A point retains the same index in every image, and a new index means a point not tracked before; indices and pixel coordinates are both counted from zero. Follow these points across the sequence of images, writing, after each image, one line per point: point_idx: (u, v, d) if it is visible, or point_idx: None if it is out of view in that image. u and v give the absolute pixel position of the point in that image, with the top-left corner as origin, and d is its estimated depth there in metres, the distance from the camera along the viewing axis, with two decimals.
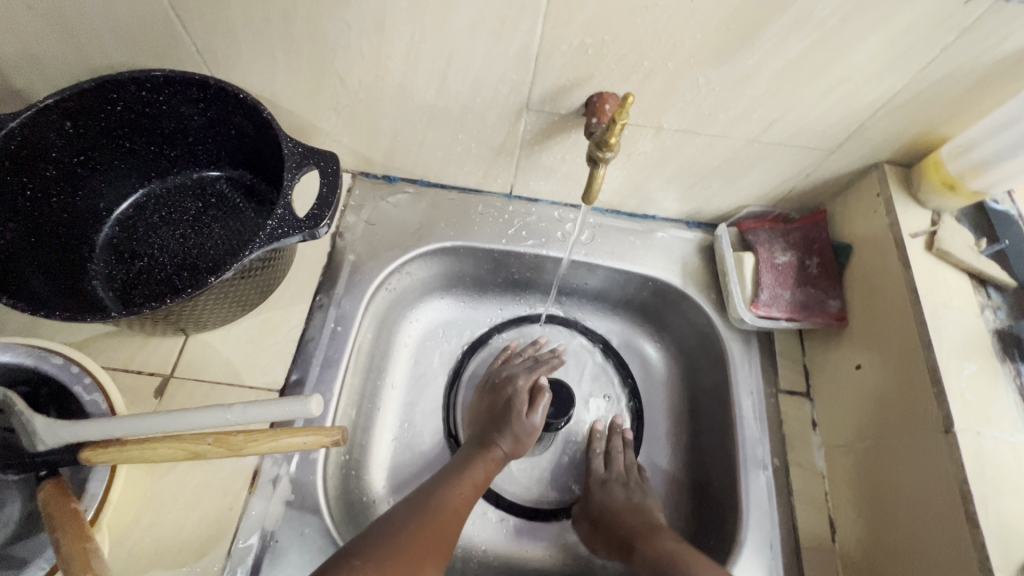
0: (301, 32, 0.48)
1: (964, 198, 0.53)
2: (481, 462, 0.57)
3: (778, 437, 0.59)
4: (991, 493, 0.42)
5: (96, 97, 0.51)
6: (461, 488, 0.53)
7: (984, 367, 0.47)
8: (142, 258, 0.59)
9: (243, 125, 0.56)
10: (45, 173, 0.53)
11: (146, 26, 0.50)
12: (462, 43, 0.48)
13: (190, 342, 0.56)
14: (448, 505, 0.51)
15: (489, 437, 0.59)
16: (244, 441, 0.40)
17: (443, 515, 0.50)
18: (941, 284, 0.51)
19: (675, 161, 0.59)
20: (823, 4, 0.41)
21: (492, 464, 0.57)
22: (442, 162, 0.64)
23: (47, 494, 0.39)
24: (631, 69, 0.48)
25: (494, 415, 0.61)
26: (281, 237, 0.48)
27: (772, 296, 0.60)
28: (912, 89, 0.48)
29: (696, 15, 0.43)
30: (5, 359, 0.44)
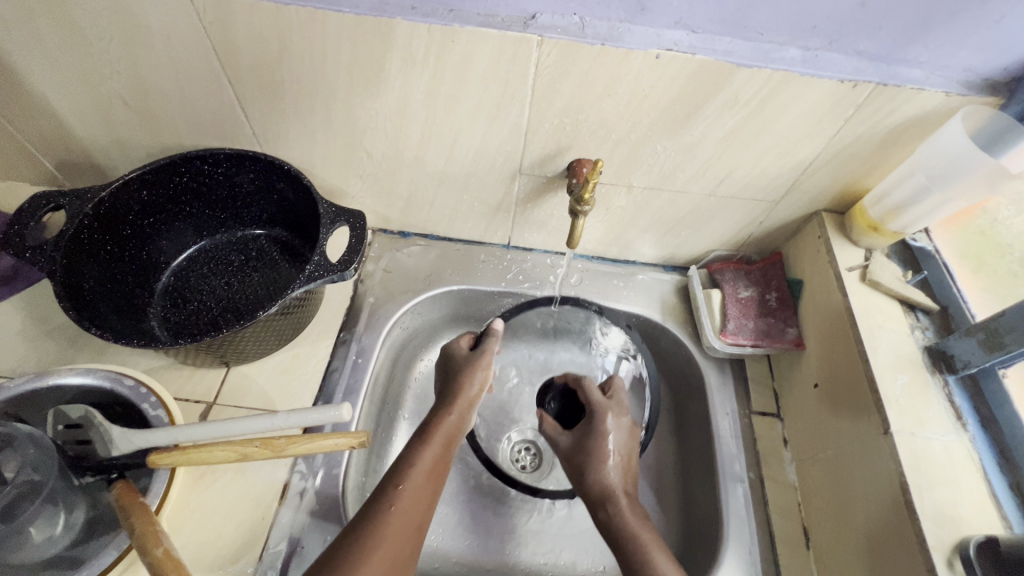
0: (338, 117, 0.61)
1: (889, 237, 0.63)
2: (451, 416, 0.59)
3: (753, 453, 0.65)
4: (926, 485, 0.49)
5: (169, 170, 0.63)
6: (428, 446, 0.55)
7: (915, 378, 0.55)
8: (193, 303, 0.69)
9: (284, 191, 0.68)
10: (122, 233, 0.64)
11: (215, 115, 0.63)
12: (466, 124, 0.60)
13: (230, 373, 0.64)
14: (425, 464, 0.53)
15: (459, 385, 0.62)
16: (286, 443, 0.49)
17: (419, 473, 0.52)
18: (875, 309, 0.60)
19: (646, 213, 0.70)
20: (745, 90, 0.53)
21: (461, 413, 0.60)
22: (449, 218, 0.75)
23: (119, 490, 0.46)
24: (602, 140, 0.60)
25: (455, 377, 0.62)
26: (317, 278, 0.57)
27: (738, 325, 0.69)
28: (830, 151, 0.59)
29: (648, 100, 0.55)
30: (88, 380, 0.54)
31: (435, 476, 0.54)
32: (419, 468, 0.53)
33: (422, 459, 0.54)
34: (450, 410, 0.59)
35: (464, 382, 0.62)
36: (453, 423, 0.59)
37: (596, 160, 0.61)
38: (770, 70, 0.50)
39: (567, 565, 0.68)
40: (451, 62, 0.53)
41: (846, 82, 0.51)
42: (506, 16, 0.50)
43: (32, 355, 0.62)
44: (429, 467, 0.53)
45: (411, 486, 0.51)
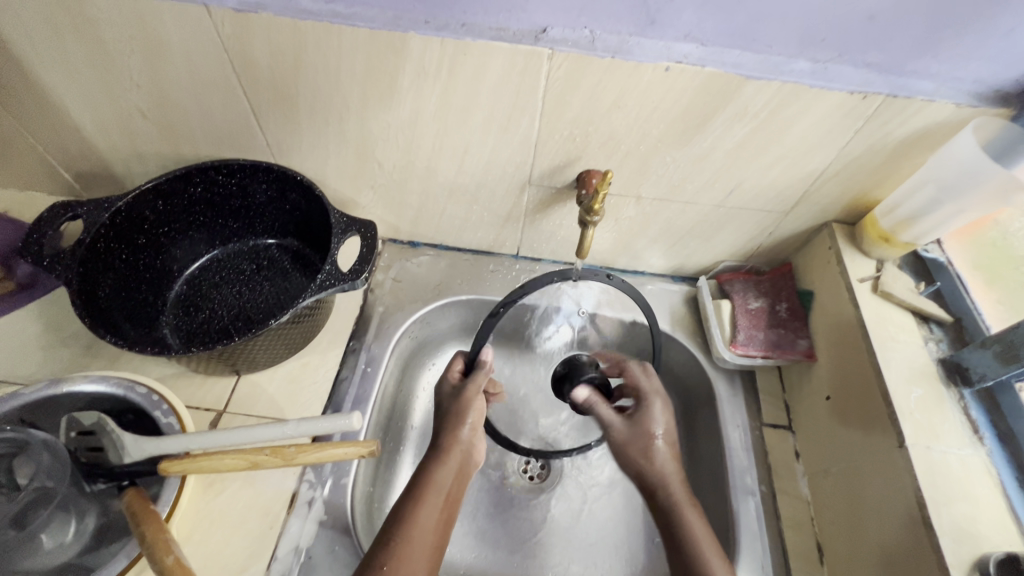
0: (350, 128, 0.62)
1: (901, 248, 0.63)
2: (448, 462, 0.60)
3: (764, 466, 0.64)
4: (943, 500, 0.48)
5: (184, 181, 0.64)
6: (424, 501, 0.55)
7: (930, 391, 0.54)
8: (205, 311, 0.70)
9: (297, 201, 0.69)
10: (138, 242, 0.65)
11: (230, 127, 0.64)
12: (477, 136, 0.61)
13: (241, 381, 0.65)
14: (423, 523, 0.52)
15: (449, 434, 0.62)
16: (296, 452, 0.49)
17: (417, 533, 0.51)
18: (887, 321, 0.59)
19: (655, 223, 0.70)
20: (754, 102, 0.53)
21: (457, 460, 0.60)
22: (459, 228, 0.75)
23: (129, 498, 0.46)
24: (611, 151, 0.60)
25: (444, 426, 0.62)
26: (329, 287, 0.57)
27: (748, 336, 0.68)
28: (840, 162, 0.59)
29: (658, 112, 0.55)
30: (102, 388, 0.54)
31: (438, 534, 0.53)
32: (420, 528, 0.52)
33: (421, 520, 0.52)
34: (440, 463, 0.59)
35: (454, 431, 0.62)
36: (448, 472, 0.59)
37: (606, 170, 0.61)
38: (779, 82, 0.51)
39: None
40: (462, 74, 0.54)
41: (855, 94, 0.51)
42: (517, 30, 0.50)
43: (47, 361, 0.63)
44: (431, 525, 0.53)
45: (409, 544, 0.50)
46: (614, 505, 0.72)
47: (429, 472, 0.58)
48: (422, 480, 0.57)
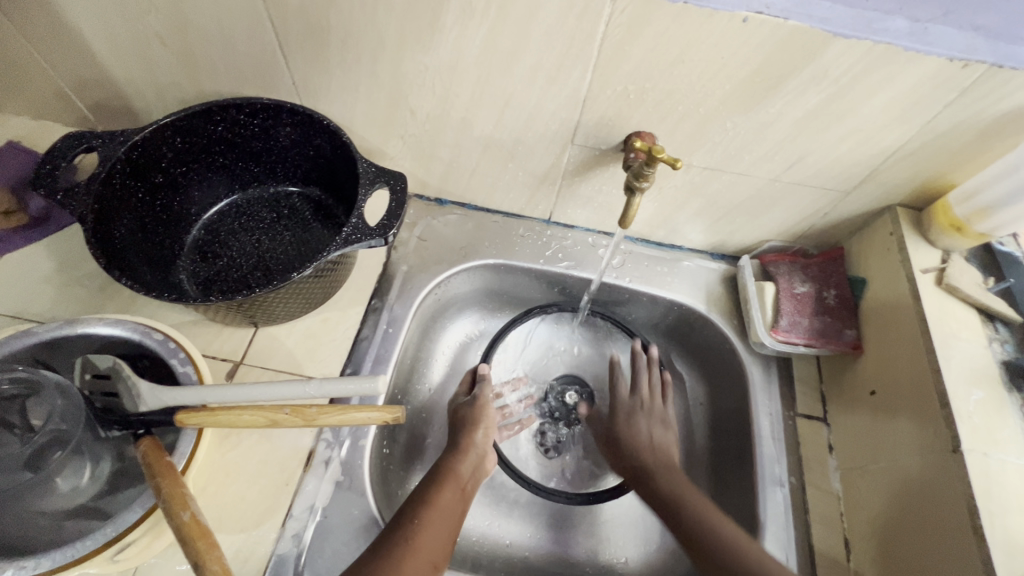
0: (384, 70, 0.57)
1: (972, 239, 0.57)
2: (467, 456, 0.59)
3: (795, 458, 0.62)
4: (997, 511, 0.45)
5: (203, 118, 0.60)
6: (442, 491, 0.54)
7: (991, 395, 0.51)
8: (223, 258, 0.67)
9: (322, 147, 0.64)
10: (155, 180, 0.62)
11: (254, 61, 0.59)
12: (521, 86, 0.56)
13: (259, 334, 0.63)
14: (443, 506, 0.52)
15: (464, 436, 0.62)
16: (317, 413, 0.47)
17: (437, 512, 0.51)
18: (950, 316, 0.55)
19: (703, 195, 0.65)
20: (837, 64, 0.47)
21: (474, 456, 0.60)
22: (490, 187, 0.71)
23: (145, 447, 0.45)
24: (666, 112, 0.55)
25: (461, 427, 0.63)
26: (355, 242, 0.54)
27: (791, 322, 0.64)
28: (919, 140, 0.54)
29: (726, 69, 0.50)
30: (117, 331, 0.52)
31: (455, 511, 0.53)
32: (437, 509, 0.51)
33: (442, 500, 0.53)
34: (460, 458, 0.59)
35: (470, 432, 0.62)
36: (466, 466, 0.58)
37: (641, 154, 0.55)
38: (870, 43, 0.45)
39: (588, 553, 0.66)
40: (512, 15, 0.48)
41: (955, 61, 0.45)
42: None
43: (61, 301, 0.61)
44: (448, 507, 0.52)
45: (429, 522, 0.50)
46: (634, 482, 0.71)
47: (450, 462, 0.58)
48: (447, 468, 0.57)
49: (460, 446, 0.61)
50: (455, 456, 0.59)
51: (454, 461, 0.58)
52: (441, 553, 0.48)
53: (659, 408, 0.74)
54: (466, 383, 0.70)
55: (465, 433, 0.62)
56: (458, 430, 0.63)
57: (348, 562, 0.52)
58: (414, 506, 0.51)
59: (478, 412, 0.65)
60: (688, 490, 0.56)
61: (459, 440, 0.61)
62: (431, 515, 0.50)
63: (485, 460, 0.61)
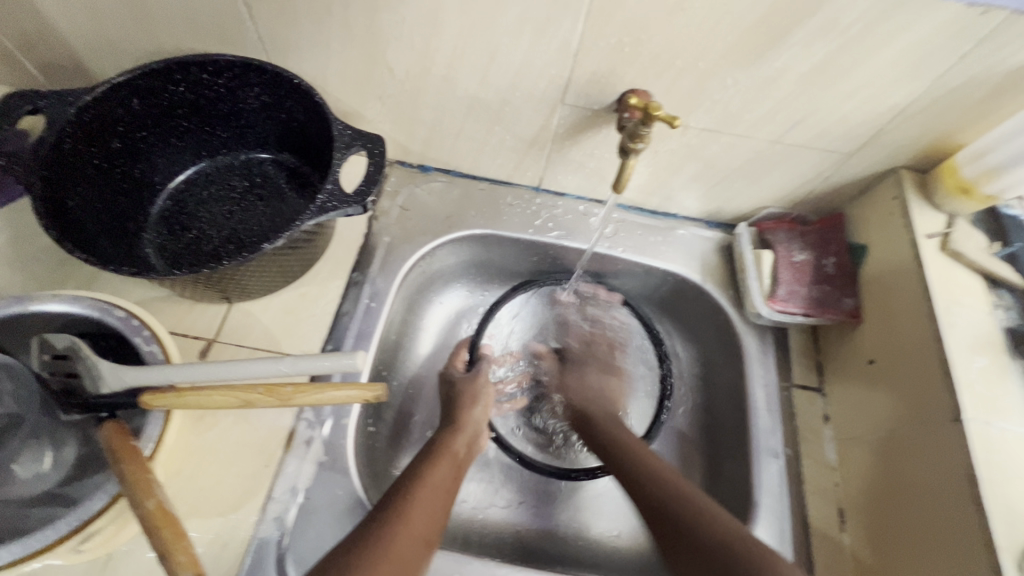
0: (357, 21, 0.52)
1: (979, 202, 0.55)
2: (463, 434, 0.57)
3: (790, 429, 0.61)
4: (998, 479, 0.44)
5: (162, 77, 0.55)
6: (438, 467, 0.52)
7: (994, 362, 0.49)
8: (191, 231, 0.63)
9: (294, 109, 0.60)
10: (112, 146, 0.57)
11: (214, 13, 0.54)
12: (506, 40, 0.51)
13: (233, 310, 0.59)
14: (436, 483, 0.50)
15: (458, 413, 0.60)
16: (292, 392, 0.44)
17: (429, 488, 0.49)
18: (953, 283, 0.53)
19: (700, 159, 0.62)
20: (847, 12, 0.44)
21: (471, 435, 0.58)
22: (476, 152, 0.67)
23: (108, 431, 0.42)
24: (663, 67, 0.51)
25: (457, 404, 0.61)
26: (331, 210, 0.50)
27: (789, 291, 0.62)
28: (929, 97, 0.51)
29: (728, 18, 0.46)
30: (75, 310, 0.48)
31: (449, 489, 0.51)
32: (430, 484, 0.50)
33: (436, 476, 0.51)
34: (456, 434, 0.57)
35: (467, 410, 0.60)
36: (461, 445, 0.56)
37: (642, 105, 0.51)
38: None
39: (580, 526, 0.65)
40: None
41: (975, 7, 0.42)
42: None
43: None
44: (441, 483, 0.51)
45: (419, 498, 0.48)
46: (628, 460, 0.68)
47: (446, 440, 0.56)
48: (439, 445, 0.55)
49: (459, 423, 0.58)
50: (449, 433, 0.57)
51: (448, 438, 0.56)
52: (432, 527, 0.46)
53: None
54: (462, 354, 0.68)
55: (460, 411, 0.60)
56: (450, 409, 0.61)
57: (332, 544, 0.51)
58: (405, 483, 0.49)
59: (473, 388, 0.62)
60: (630, 439, 0.59)
61: (455, 416, 0.59)
62: (422, 490, 0.48)
63: (477, 439, 0.59)
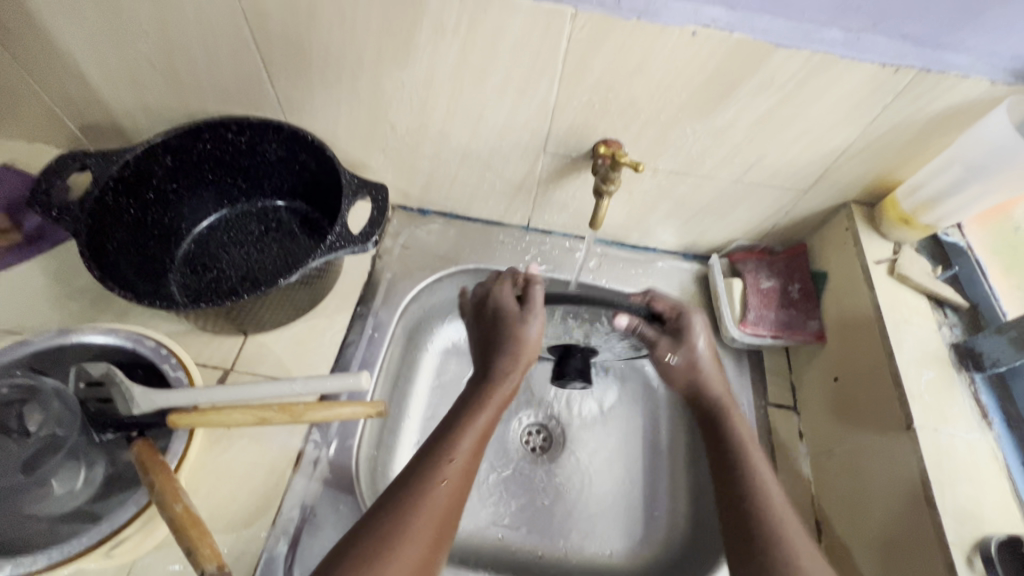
0: (364, 86, 0.60)
1: (921, 231, 0.61)
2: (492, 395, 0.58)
3: (767, 445, 0.64)
4: (948, 481, 0.48)
5: (193, 137, 0.63)
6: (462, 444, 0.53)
7: (941, 375, 0.54)
8: (213, 271, 0.69)
9: (307, 161, 0.67)
10: (146, 197, 0.65)
11: (241, 82, 0.62)
12: (493, 100, 0.59)
13: (248, 342, 0.65)
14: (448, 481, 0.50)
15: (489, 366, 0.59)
16: (304, 409, 0.48)
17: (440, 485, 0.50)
18: (902, 303, 0.58)
19: (672, 197, 0.69)
20: (780, 73, 0.52)
21: (501, 392, 0.58)
22: (470, 196, 0.74)
23: (138, 449, 0.46)
24: (630, 120, 0.59)
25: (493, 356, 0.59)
26: (339, 249, 0.57)
27: (758, 316, 0.68)
28: (864, 140, 0.58)
29: (680, 79, 0.54)
30: (110, 340, 0.54)
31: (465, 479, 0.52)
32: (443, 484, 0.50)
33: (448, 470, 0.51)
34: (482, 410, 0.56)
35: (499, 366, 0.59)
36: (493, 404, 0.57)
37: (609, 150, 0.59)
38: (809, 52, 0.49)
39: (577, 546, 0.69)
40: (482, 33, 0.52)
41: (886, 67, 0.50)
42: None
43: (56, 314, 0.63)
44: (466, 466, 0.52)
45: (432, 498, 0.49)
46: (617, 481, 0.73)
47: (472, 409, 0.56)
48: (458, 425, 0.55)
49: (512, 354, 0.59)
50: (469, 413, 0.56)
51: (469, 416, 0.56)
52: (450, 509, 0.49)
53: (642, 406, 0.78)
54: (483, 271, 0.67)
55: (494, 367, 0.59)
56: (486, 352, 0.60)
57: None
58: (418, 481, 0.50)
59: (517, 338, 0.59)
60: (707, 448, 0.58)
61: (505, 358, 0.59)
62: (432, 489, 0.49)
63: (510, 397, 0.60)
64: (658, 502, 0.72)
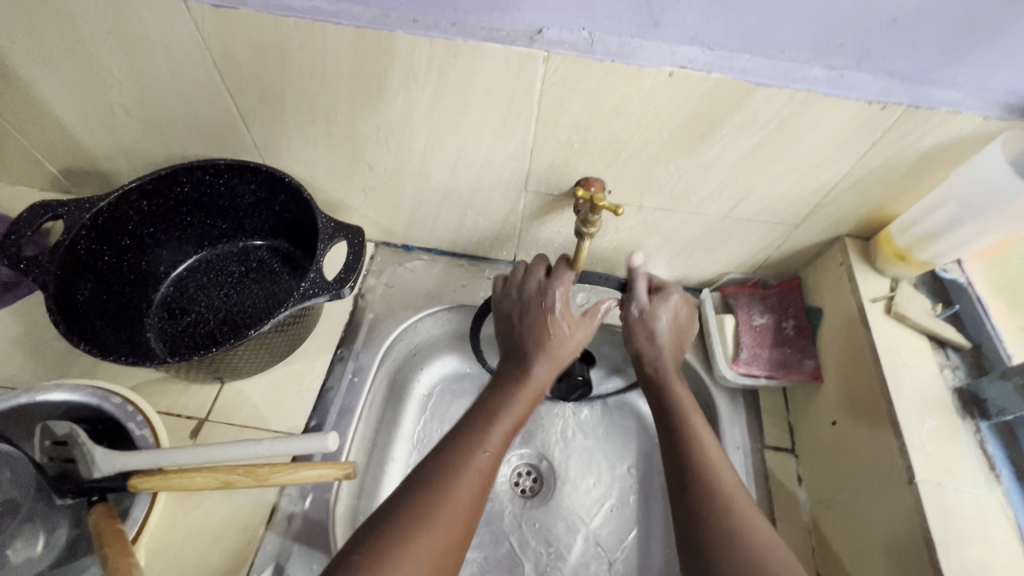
0: (339, 129, 0.59)
1: (918, 266, 0.59)
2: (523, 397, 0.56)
3: (764, 492, 0.61)
4: (954, 542, 0.45)
5: (168, 181, 0.62)
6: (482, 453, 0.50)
7: (944, 423, 0.51)
8: (191, 315, 0.68)
9: (285, 202, 0.66)
10: (121, 243, 0.64)
11: (216, 126, 0.61)
12: (470, 141, 0.58)
13: (224, 390, 0.63)
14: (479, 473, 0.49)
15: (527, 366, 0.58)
16: (269, 472, 0.47)
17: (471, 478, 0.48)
18: (900, 344, 0.56)
19: (659, 233, 0.67)
20: (763, 111, 0.50)
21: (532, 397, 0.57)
22: (453, 233, 0.73)
23: (97, 515, 0.45)
24: (611, 158, 0.57)
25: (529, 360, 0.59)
26: (311, 297, 0.55)
27: (751, 354, 0.65)
28: (854, 175, 0.56)
29: (660, 119, 0.52)
30: (76, 397, 0.52)
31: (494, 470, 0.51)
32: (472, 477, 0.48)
33: (480, 459, 0.50)
34: (518, 397, 0.56)
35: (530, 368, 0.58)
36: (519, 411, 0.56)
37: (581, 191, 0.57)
38: (792, 90, 0.47)
39: None
40: (454, 76, 0.51)
41: (874, 104, 0.48)
42: (512, 30, 0.47)
43: (28, 364, 0.61)
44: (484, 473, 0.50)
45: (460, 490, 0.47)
46: (609, 527, 0.70)
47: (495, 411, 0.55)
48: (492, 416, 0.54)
49: (546, 350, 0.59)
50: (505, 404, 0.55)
51: (489, 428, 0.53)
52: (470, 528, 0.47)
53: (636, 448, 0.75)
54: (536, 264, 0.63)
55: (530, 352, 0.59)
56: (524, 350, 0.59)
57: None
58: (449, 471, 0.48)
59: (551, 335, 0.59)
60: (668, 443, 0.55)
61: (536, 340, 0.59)
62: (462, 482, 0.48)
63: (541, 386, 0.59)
64: (651, 549, 0.68)
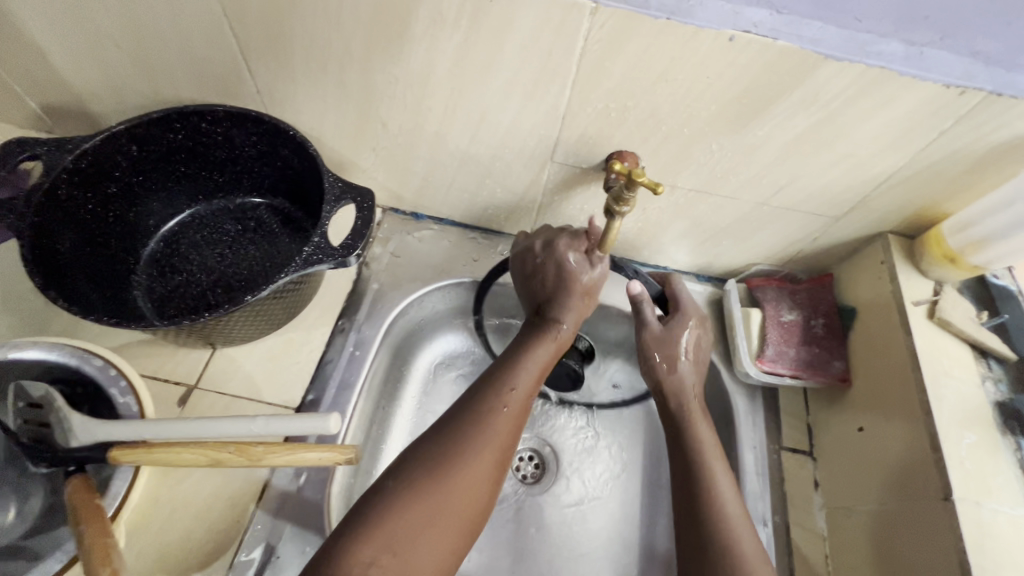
0: (352, 79, 0.54)
1: (966, 270, 0.55)
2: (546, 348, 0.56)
3: (779, 495, 0.59)
4: (989, 565, 0.43)
5: (161, 126, 0.56)
6: (500, 415, 0.50)
7: (983, 438, 0.49)
8: (181, 274, 0.63)
9: (289, 157, 0.61)
10: (107, 190, 0.58)
11: (216, 67, 0.55)
12: (497, 102, 0.53)
13: (216, 357, 0.59)
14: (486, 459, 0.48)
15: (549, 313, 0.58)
16: (262, 452, 0.43)
17: (491, 437, 0.49)
18: (942, 352, 0.53)
19: (689, 217, 0.63)
20: (828, 88, 0.45)
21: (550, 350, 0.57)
22: (467, 203, 0.68)
23: (75, 487, 0.41)
24: (650, 131, 0.52)
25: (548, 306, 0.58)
26: (316, 263, 0.50)
27: (777, 352, 0.62)
28: (913, 167, 0.51)
29: (711, 89, 0.47)
30: (54, 357, 0.48)
31: (517, 419, 0.52)
32: (490, 442, 0.49)
33: (503, 406, 0.51)
34: (528, 359, 0.55)
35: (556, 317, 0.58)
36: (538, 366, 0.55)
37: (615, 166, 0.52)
38: (864, 66, 0.42)
39: None
40: (486, 26, 0.45)
41: (952, 88, 0.43)
42: None
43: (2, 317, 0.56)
44: (505, 432, 0.50)
45: (472, 465, 0.47)
46: (612, 518, 0.68)
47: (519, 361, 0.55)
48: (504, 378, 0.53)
49: (564, 301, 0.57)
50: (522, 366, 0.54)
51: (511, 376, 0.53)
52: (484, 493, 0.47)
53: (645, 438, 0.72)
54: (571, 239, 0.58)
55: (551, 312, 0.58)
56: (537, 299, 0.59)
57: None
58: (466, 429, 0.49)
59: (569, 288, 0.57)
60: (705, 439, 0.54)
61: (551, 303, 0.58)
62: (479, 450, 0.48)
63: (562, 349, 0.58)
64: (654, 543, 0.66)
